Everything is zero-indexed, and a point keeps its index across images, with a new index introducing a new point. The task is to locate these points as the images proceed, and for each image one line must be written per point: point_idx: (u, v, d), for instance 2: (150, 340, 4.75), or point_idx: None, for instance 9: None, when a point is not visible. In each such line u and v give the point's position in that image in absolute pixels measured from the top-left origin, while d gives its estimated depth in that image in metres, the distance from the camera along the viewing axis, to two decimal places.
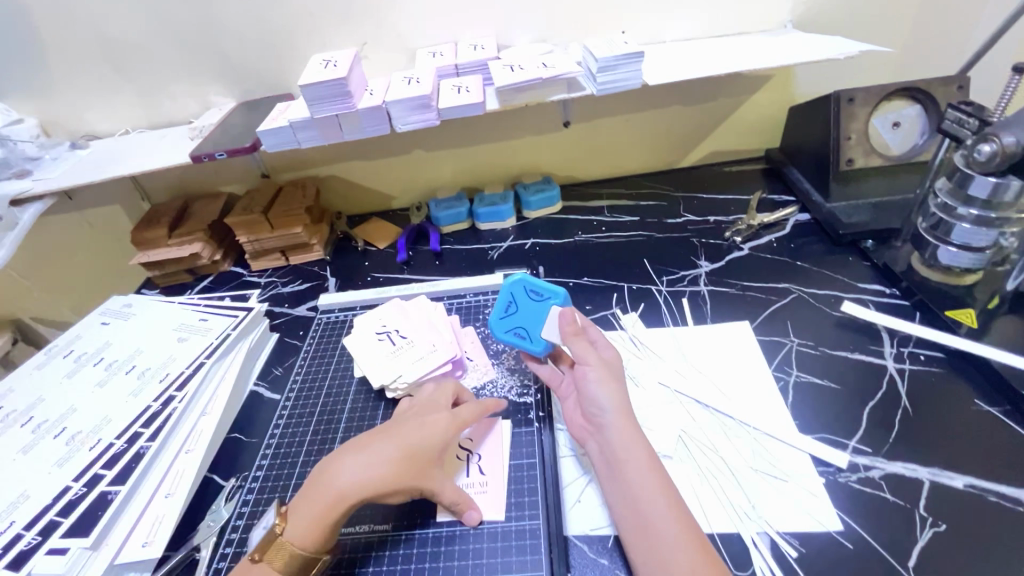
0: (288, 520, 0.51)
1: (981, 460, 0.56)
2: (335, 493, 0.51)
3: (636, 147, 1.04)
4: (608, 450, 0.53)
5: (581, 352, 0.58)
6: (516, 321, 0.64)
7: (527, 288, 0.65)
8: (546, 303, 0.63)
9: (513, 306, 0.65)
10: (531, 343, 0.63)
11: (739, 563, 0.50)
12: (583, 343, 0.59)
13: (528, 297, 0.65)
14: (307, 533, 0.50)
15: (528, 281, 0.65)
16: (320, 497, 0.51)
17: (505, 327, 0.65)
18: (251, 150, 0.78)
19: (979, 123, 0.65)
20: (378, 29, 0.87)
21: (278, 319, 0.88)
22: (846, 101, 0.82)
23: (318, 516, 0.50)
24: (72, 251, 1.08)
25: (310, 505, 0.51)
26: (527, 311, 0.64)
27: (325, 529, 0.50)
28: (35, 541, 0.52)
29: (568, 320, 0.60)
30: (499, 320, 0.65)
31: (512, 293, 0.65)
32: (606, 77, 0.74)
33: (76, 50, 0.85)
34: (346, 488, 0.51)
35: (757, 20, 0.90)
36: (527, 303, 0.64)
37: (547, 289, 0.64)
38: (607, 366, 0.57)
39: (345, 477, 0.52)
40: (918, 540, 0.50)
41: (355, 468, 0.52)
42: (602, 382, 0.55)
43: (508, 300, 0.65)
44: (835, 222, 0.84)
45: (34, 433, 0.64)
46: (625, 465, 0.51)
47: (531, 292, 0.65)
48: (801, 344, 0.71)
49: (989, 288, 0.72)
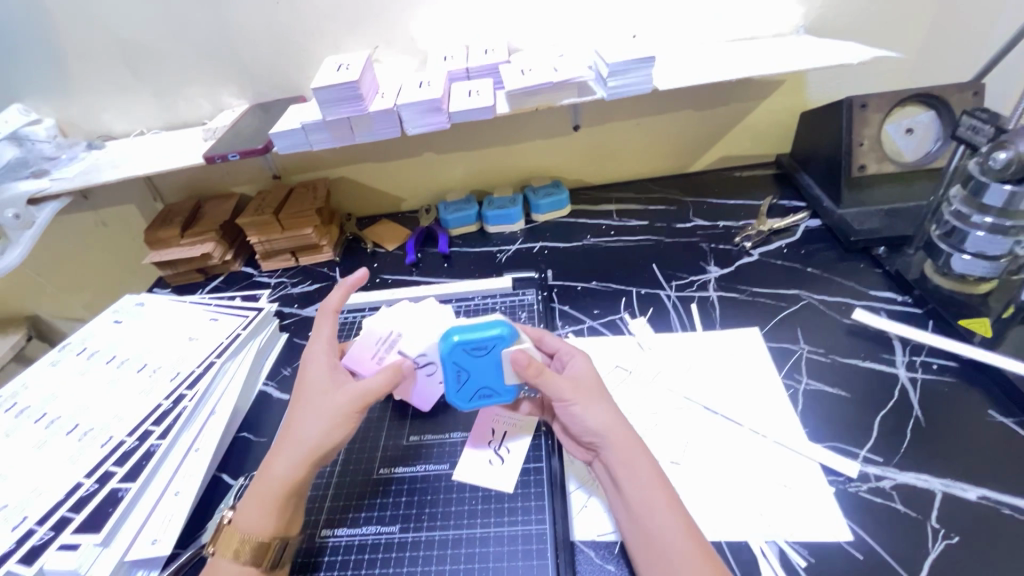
0: (239, 518, 0.51)
1: (995, 472, 0.55)
2: (277, 478, 0.52)
3: (646, 151, 1.04)
4: (610, 469, 0.52)
5: (553, 386, 0.55)
6: (474, 385, 0.57)
7: (464, 348, 0.54)
8: (497, 354, 0.55)
9: (463, 372, 0.56)
10: (501, 395, 0.58)
11: (748, 571, 0.50)
12: (549, 374, 0.55)
13: (473, 356, 0.55)
14: (261, 519, 0.50)
15: (465, 341, 0.54)
16: (266, 487, 0.51)
17: (468, 395, 0.57)
18: (263, 152, 0.79)
19: (994, 131, 0.65)
20: (389, 34, 0.87)
21: (287, 319, 0.89)
22: (859, 107, 0.81)
23: (268, 504, 0.51)
24: (86, 250, 1.10)
25: (259, 495, 0.51)
26: (480, 369, 0.56)
27: (278, 514, 0.51)
28: (48, 536, 0.53)
29: (523, 363, 0.54)
30: (457, 393, 0.57)
31: (454, 360, 0.55)
32: (617, 81, 0.74)
33: (95, 53, 0.87)
34: (286, 467, 0.52)
35: (769, 25, 0.90)
36: (477, 363, 0.55)
37: (488, 340, 0.54)
38: (579, 388, 0.56)
39: (280, 461, 0.52)
40: (930, 551, 0.50)
41: (287, 448, 0.53)
42: (588, 407, 0.54)
43: (454, 370, 0.55)
44: (847, 228, 0.83)
45: (48, 430, 0.65)
46: (625, 483, 0.50)
47: (472, 351, 0.54)
48: (811, 351, 0.70)
49: (1004, 297, 0.72)
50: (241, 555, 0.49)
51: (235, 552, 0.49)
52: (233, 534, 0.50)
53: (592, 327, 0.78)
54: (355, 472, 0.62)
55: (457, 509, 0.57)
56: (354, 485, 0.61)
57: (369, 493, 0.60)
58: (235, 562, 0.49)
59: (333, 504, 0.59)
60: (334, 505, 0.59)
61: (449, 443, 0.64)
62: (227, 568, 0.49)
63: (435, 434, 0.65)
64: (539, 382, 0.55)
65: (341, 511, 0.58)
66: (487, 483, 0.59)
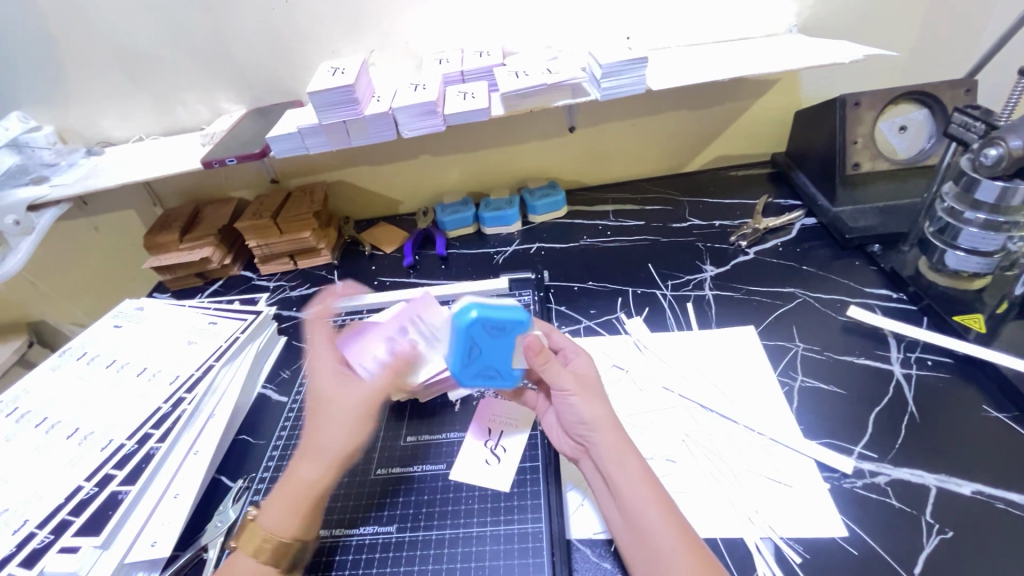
0: (261, 518, 0.51)
1: (988, 466, 0.55)
2: (303, 481, 0.52)
3: (642, 152, 1.05)
4: (601, 466, 0.52)
5: (556, 375, 0.56)
6: (481, 362, 0.55)
7: (485, 323, 0.53)
8: (512, 335, 0.54)
9: (475, 348, 0.54)
10: (503, 378, 0.57)
11: (743, 568, 0.50)
12: (554, 365, 0.56)
13: (489, 334, 0.54)
14: (284, 522, 0.50)
15: (484, 317, 0.52)
16: (289, 490, 0.52)
17: (471, 372, 0.56)
18: (261, 156, 0.79)
19: (985, 127, 0.65)
20: (384, 37, 0.88)
21: (286, 322, 0.90)
22: (852, 105, 0.82)
23: (294, 506, 0.51)
24: (86, 256, 1.11)
25: (281, 497, 0.52)
26: (492, 348, 0.55)
27: (303, 516, 0.51)
28: (48, 539, 0.53)
29: (535, 348, 0.55)
30: (462, 368, 0.55)
31: (470, 335, 0.53)
32: (610, 82, 0.75)
33: (94, 59, 0.88)
34: (310, 470, 0.52)
35: (762, 25, 0.91)
36: (490, 341, 0.54)
37: (509, 320, 0.53)
38: (582, 384, 0.56)
39: (307, 464, 0.53)
40: (925, 546, 0.50)
41: (313, 451, 0.53)
42: (586, 400, 0.55)
43: (467, 345, 0.54)
44: (841, 226, 0.84)
45: (49, 434, 0.65)
46: (615, 478, 0.51)
47: (491, 328, 0.53)
48: (806, 348, 0.71)
49: (997, 293, 0.72)
50: (261, 554, 0.49)
51: (255, 550, 0.49)
52: (254, 532, 0.50)
53: (589, 326, 0.79)
54: (354, 474, 0.62)
55: (454, 509, 0.57)
56: (352, 486, 0.61)
57: (365, 493, 0.60)
58: (252, 559, 0.49)
59: (331, 505, 0.59)
60: (333, 505, 0.59)
61: (446, 443, 0.64)
62: (244, 565, 0.49)
63: (433, 434, 0.65)
64: (544, 370, 0.56)
65: (339, 512, 0.59)
66: (484, 482, 0.59)
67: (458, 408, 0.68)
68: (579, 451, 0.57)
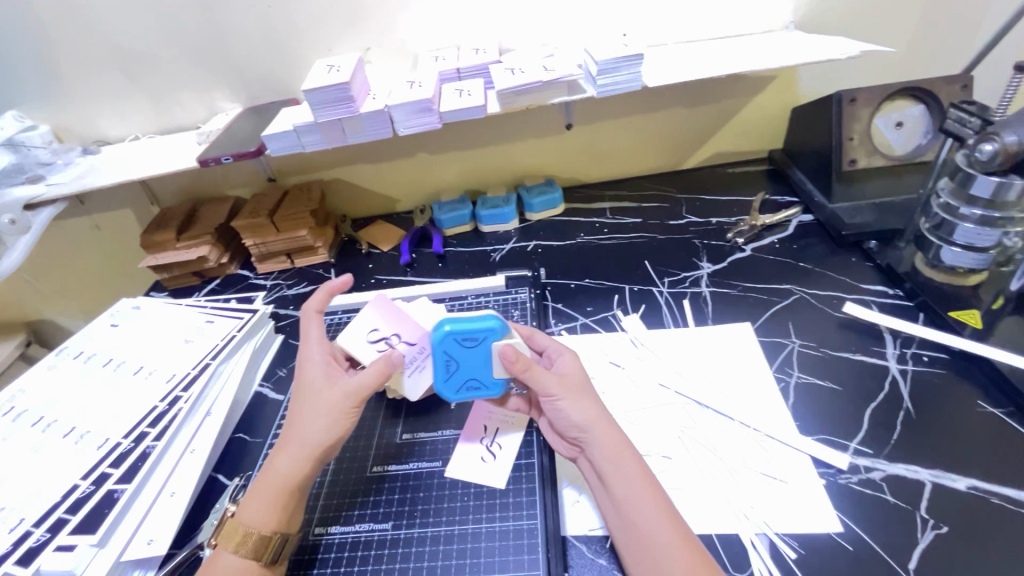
0: (243, 513, 0.51)
1: (983, 461, 0.55)
2: (282, 473, 0.52)
3: (639, 149, 1.04)
4: (596, 465, 0.52)
5: (541, 382, 0.55)
6: (462, 376, 0.57)
7: (456, 337, 0.55)
8: (487, 346, 0.56)
9: (453, 363, 0.56)
10: (489, 390, 0.58)
11: (738, 563, 0.50)
12: (537, 370, 0.55)
13: (464, 347, 0.56)
14: (265, 515, 0.51)
15: (456, 331, 0.55)
16: (269, 483, 0.52)
17: (455, 386, 0.57)
18: (256, 154, 0.80)
19: (981, 123, 0.65)
20: (380, 34, 0.88)
21: (284, 321, 0.90)
22: (848, 102, 0.81)
23: (274, 499, 0.51)
24: (83, 255, 1.10)
25: (262, 490, 0.52)
26: (470, 361, 0.56)
27: (284, 508, 0.51)
28: (45, 537, 0.53)
29: (512, 357, 0.53)
30: (444, 382, 0.57)
31: (445, 350, 0.56)
32: (606, 79, 0.75)
33: (89, 58, 0.87)
34: (290, 463, 0.52)
35: (759, 22, 0.91)
36: (466, 353, 0.56)
37: (480, 331, 0.55)
38: (567, 385, 0.55)
39: (287, 457, 0.53)
40: (919, 541, 0.50)
41: (292, 443, 0.53)
42: (575, 402, 0.54)
43: (444, 361, 0.56)
44: (837, 223, 0.83)
45: (45, 433, 0.65)
46: (611, 478, 0.51)
47: (463, 341, 0.56)
48: (803, 345, 0.71)
49: (993, 288, 0.72)
50: (243, 549, 0.49)
51: (236, 545, 0.49)
52: (235, 527, 0.50)
53: (585, 324, 0.79)
54: (349, 471, 0.62)
55: (449, 506, 0.57)
56: (347, 483, 0.61)
57: (360, 491, 0.60)
58: (234, 555, 0.49)
59: (326, 502, 0.59)
60: (327, 502, 0.59)
61: (442, 440, 0.64)
62: (226, 562, 0.49)
63: (428, 432, 0.65)
64: (527, 377, 0.54)
65: (333, 509, 0.59)
66: (479, 479, 0.59)
67: (454, 406, 0.68)
68: (575, 450, 0.57)
